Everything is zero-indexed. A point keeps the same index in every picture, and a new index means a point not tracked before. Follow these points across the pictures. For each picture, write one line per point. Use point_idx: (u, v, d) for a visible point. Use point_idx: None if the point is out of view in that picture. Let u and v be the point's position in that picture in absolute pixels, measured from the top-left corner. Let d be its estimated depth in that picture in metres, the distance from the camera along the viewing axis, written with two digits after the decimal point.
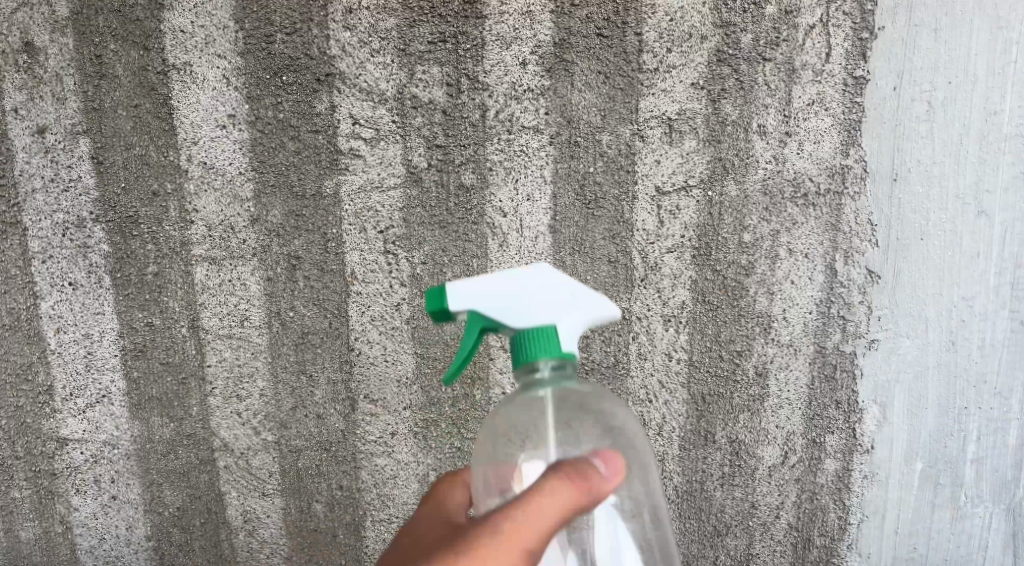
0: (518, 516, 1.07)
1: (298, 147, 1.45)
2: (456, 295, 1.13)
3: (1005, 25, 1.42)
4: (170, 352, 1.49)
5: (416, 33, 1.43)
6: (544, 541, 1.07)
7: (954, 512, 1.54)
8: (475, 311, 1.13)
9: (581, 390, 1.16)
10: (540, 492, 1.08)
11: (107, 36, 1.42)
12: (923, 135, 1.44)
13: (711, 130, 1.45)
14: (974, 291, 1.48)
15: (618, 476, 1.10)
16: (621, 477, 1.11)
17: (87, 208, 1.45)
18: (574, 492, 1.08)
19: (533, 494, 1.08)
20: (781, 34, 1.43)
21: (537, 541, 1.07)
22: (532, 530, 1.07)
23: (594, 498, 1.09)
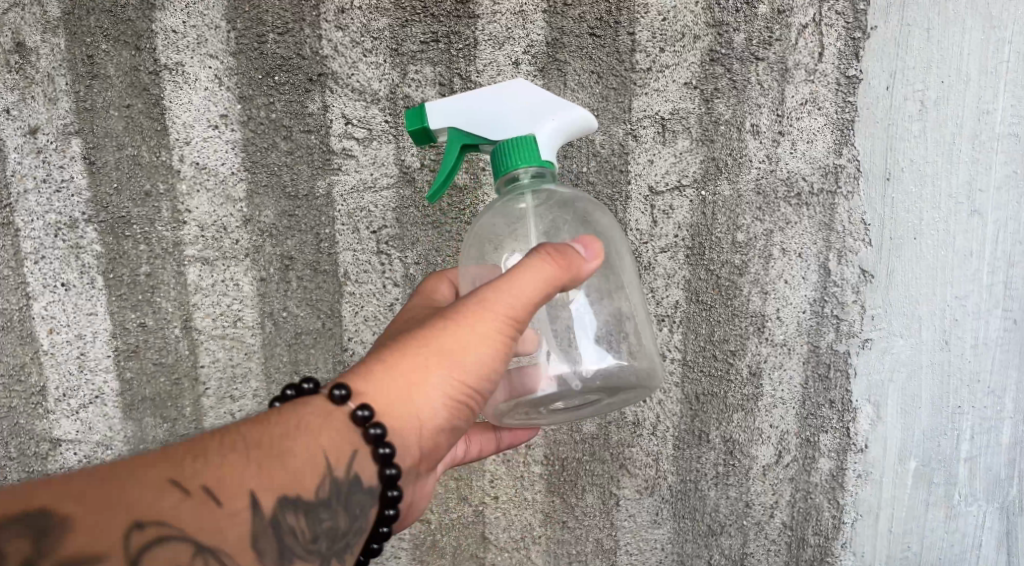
0: (499, 289, 1.12)
1: (290, 147, 1.44)
2: (433, 114, 1.22)
3: (998, 24, 1.42)
4: (163, 352, 1.48)
5: (408, 33, 1.43)
6: (524, 308, 1.13)
7: (948, 511, 1.54)
8: (454, 129, 1.22)
9: (558, 192, 1.25)
10: (522, 270, 1.12)
11: (98, 36, 1.42)
12: (915, 134, 1.44)
13: (704, 129, 1.44)
14: (967, 290, 1.47)
15: (597, 258, 1.16)
16: (600, 259, 1.17)
17: (79, 209, 1.44)
18: (556, 268, 1.13)
19: (517, 271, 1.13)
20: (774, 33, 1.43)
21: (519, 311, 1.13)
22: (513, 304, 1.12)
23: (574, 274, 1.14)
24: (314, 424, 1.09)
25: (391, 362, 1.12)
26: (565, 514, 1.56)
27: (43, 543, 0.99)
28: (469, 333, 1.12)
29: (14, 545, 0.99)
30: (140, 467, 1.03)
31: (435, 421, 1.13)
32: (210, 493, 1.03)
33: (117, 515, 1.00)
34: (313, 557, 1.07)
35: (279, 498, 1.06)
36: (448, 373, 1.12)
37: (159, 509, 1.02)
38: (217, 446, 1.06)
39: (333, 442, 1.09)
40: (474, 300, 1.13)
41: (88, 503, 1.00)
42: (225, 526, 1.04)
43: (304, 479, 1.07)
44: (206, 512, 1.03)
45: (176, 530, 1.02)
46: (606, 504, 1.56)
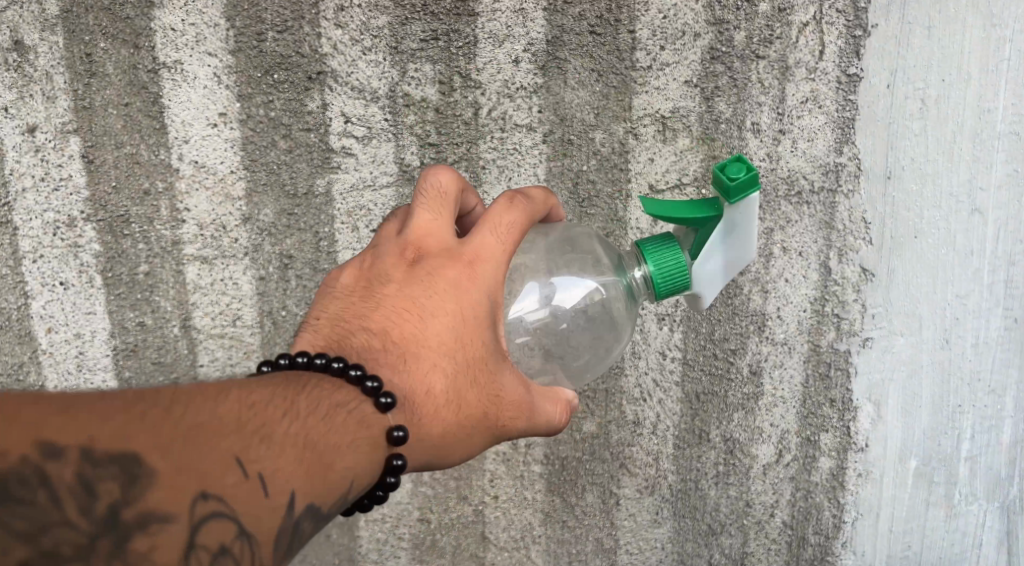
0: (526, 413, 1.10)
1: (289, 145, 1.44)
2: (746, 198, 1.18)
3: (998, 23, 1.41)
4: (162, 351, 1.48)
5: (408, 31, 1.42)
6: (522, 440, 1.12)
7: (948, 510, 1.54)
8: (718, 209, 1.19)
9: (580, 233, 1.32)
10: (544, 403, 1.12)
11: (96, 34, 1.40)
12: (916, 133, 1.44)
13: (704, 128, 1.44)
14: (968, 289, 1.47)
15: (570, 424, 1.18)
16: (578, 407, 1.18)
17: (77, 208, 1.43)
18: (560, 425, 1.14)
19: (544, 398, 1.12)
20: (775, 31, 1.42)
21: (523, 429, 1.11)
22: (528, 417, 1.10)
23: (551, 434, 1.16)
24: (361, 444, 0.96)
25: (428, 423, 1.04)
26: (565, 513, 1.56)
27: (127, 489, 0.79)
28: (486, 435, 1.08)
29: (98, 481, 0.79)
30: (221, 428, 0.85)
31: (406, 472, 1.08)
32: (265, 483, 0.86)
33: (192, 479, 0.81)
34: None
35: (313, 511, 0.89)
36: (453, 455, 1.07)
37: (224, 484, 0.83)
38: (284, 428, 0.90)
39: (364, 463, 0.96)
40: (511, 411, 1.09)
41: (176, 456, 0.82)
42: (270, 523, 0.85)
43: (336, 495, 0.92)
44: (257, 501, 0.85)
45: (231, 512, 0.83)
46: (606, 504, 1.56)
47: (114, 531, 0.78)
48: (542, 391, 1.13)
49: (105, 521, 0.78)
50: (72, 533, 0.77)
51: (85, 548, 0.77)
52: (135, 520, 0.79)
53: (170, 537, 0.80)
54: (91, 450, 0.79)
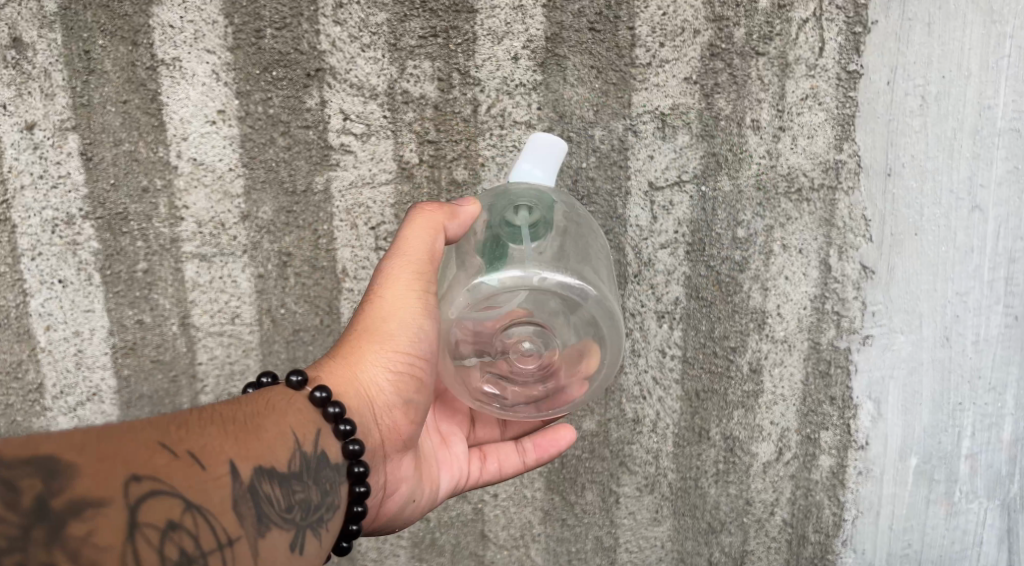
0: (409, 261, 1.21)
1: (288, 142, 1.44)
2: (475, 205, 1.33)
3: (998, 19, 1.41)
4: (160, 349, 1.48)
5: (407, 28, 1.42)
6: (425, 258, 1.22)
7: (949, 508, 1.54)
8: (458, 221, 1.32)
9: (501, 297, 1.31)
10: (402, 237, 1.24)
11: (95, 31, 1.40)
12: (916, 130, 1.43)
13: (704, 124, 1.44)
14: (968, 286, 1.47)
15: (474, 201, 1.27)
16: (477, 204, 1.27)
17: (76, 205, 1.43)
18: (437, 211, 1.23)
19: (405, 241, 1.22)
20: (775, 28, 1.41)
21: (428, 269, 1.22)
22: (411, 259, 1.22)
23: (454, 225, 1.24)
24: (290, 409, 1.13)
25: (349, 352, 1.20)
26: (564, 512, 1.56)
27: (49, 483, 0.94)
28: (397, 304, 1.21)
29: (19, 480, 0.93)
30: (135, 428, 1.02)
31: (386, 395, 1.21)
32: (195, 458, 1.02)
33: (115, 466, 0.97)
34: (288, 525, 1.06)
35: (255, 470, 1.05)
36: (385, 343, 1.20)
37: (150, 466, 0.99)
38: (202, 420, 1.06)
39: (297, 419, 1.12)
40: (403, 268, 1.21)
41: (91, 453, 0.97)
42: (212, 491, 1.02)
43: (275, 453, 1.08)
44: (190, 475, 1.01)
45: (166, 486, 0.99)
46: (606, 502, 1.55)
47: (47, 520, 0.93)
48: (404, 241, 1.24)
49: (36, 513, 0.93)
50: (5, 525, 0.92)
51: (22, 538, 0.92)
52: (64, 509, 0.94)
53: (106, 519, 0.95)
54: (4, 458, 0.94)
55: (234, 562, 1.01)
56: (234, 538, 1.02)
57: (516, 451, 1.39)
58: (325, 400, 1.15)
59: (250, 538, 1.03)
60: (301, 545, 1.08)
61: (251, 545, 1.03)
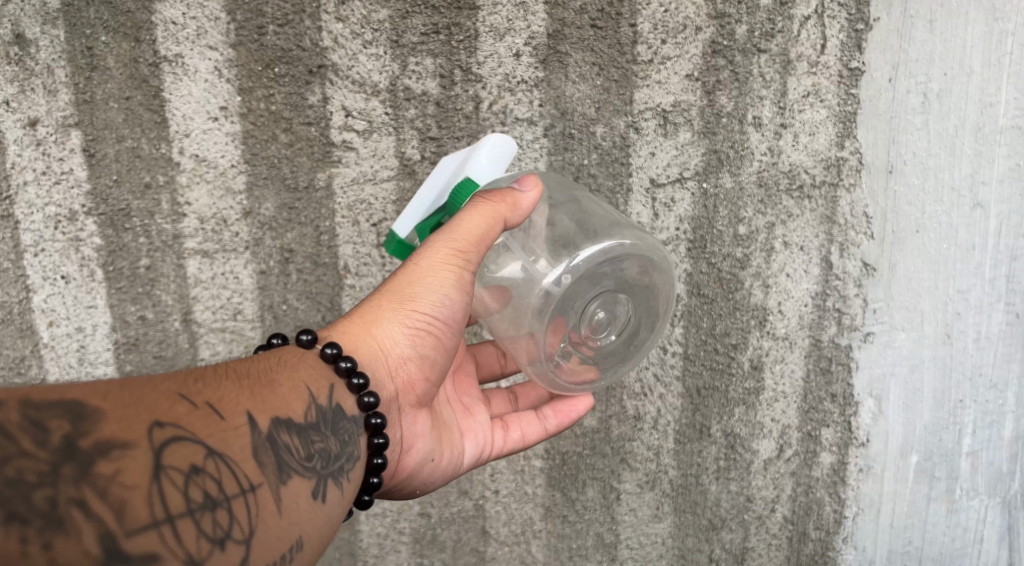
0: (454, 239, 1.20)
1: (290, 139, 1.44)
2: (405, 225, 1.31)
3: (1001, 16, 1.41)
4: (162, 345, 1.48)
5: (409, 24, 1.42)
6: (478, 242, 1.21)
7: (950, 505, 1.54)
8: (419, 224, 1.31)
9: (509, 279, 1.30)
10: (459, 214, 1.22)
11: (98, 28, 1.40)
12: (918, 127, 1.43)
13: (705, 121, 1.44)
14: (970, 284, 1.47)
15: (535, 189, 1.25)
16: (537, 188, 1.25)
17: (79, 202, 1.43)
18: (499, 201, 1.21)
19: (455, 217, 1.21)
20: (777, 25, 1.41)
21: (471, 249, 1.21)
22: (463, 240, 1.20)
23: (515, 214, 1.23)
24: (304, 365, 1.14)
25: (369, 312, 1.21)
26: (565, 508, 1.56)
27: (75, 425, 0.93)
28: (429, 274, 1.21)
29: (46, 421, 0.93)
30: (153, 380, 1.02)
31: (400, 352, 1.22)
32: (215, 408, 1.03)
33: (139, 412, 0.97)
34: (308, 474, 1.07)
35: (274, 421, 1.06)
36: (407, 307, 1.21)
37: (172, 414, 0.99)
38: (217, 375, 1.07)
39: (312, 374, 1.14)
40: (446, 244, 1.21)
41: (115, 400, 0.97)
42: (232, 438, 1.02)
43: (293, 405, 1.09)
44: (211, 424, 1.02)
45: (189, 432, 0.99)
46: (607, 499, 1.56)
47: (75, 458, 0.92)
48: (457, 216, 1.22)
49: (63, 452, 0.92)
50: (32, 462, 0.91)
51: (49, 475, 0.91)
52: (92, 449, 0.93)
53: (133, 460, 0.94)
54: (31, 400, 0.93)
55: (258, 508, 1.01)
56: (257, 484, 1.02)
57: (537, 419, 1.40)
58: (336, 355, 1.16)
59: (272, 486, 1.03)
60: (321, 494, 1.08)
61: (273, 492, 1.03)
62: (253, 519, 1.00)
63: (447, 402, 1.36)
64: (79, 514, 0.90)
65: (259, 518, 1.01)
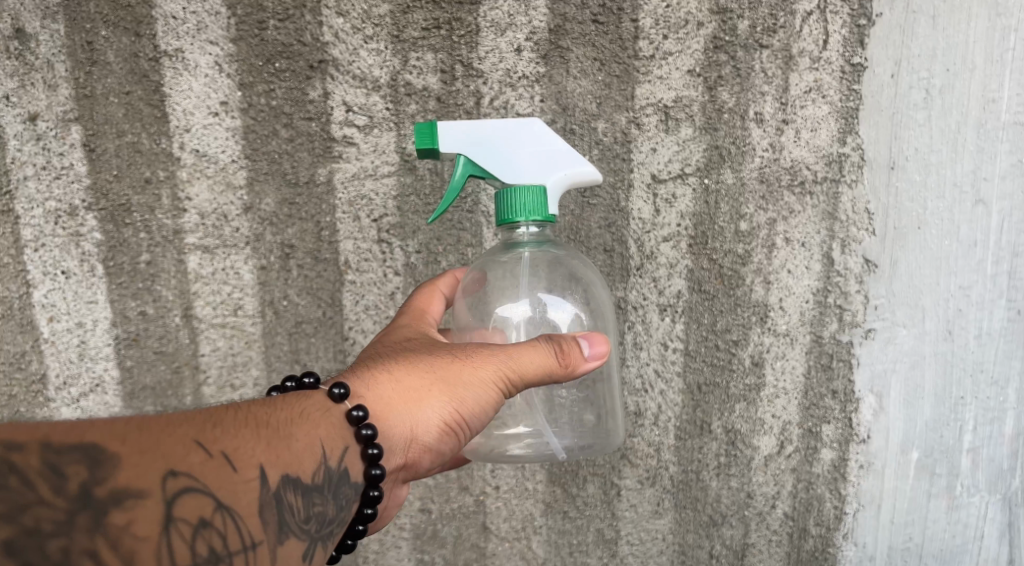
0: (513, 368, 1.19)
1: (290, 134, 1.43)
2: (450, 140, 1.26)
3: (1003, 12, 1.41)
4: (163, 341, 1.48)
5: (410, 19, 1.41)
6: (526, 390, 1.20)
7: (950, 502, 1.54)
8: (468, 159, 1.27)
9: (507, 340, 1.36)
10: (531, 352, 1.19)
11: (98, 22, 1.40)
12: (921, 123, 1.43)
13: (707, 117, 1.44)
14: (971, 280, 1.47)
15: (600, 358, 1.22)
16: (602, 359, 1.22)
17: (79, 197, 1.43)
18: (563, 368, 1.20)
19: (527, 347, 1.19)
20: (778, 20, 1.41)
21: (519, 386, 1.20)
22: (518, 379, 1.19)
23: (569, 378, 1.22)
24: (322, 421, 1.12)
25: (413, 393, 1.19)
26: (566, 504, 1.56)
27: (92, 472, 0.96)
28: (482, 385, 1.19)
29: (64, 466, 0.96)
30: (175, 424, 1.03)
31: (423, 441, 1.20)
32: (228, 460, 1.03)
33: (155, 461, 0.99)
34: (308, 534, 1.07)
35: (283, 477, 1.06)
36: (452, 406, 1.19)
37: (186, 463, 1.01)
38: (237, 422, 1.07)
39: (328, 430, 1.12)
40: (504, 368, 1.19)
41: (133, 446, 0.99)
42: (241, 495, 1.03)
43: (304, 462, 1.08)
44: (222, 476, 1.03)
45: (200, 486, 1.01)
46: (607, 495, 1.56)
47: (90, 506, 0.96)
48: (529, 348, 1.20)
49: (79, 499, 0.96)
50: (49, 509, 0.95)
51: (64, 523, 0.95)
52: (106, 497, 0.96)
53: (144, 510, 0.98)
54: (51, 443, 0.96)
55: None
56: (258, 541, 1.03)
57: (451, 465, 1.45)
58: (360, 420, 1.13)
59: (272, 544, 1.04)
60: (319, 552, 1.09)
61: (274, 550, 1.04)
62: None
63: None
64: (90, 563, 0.94)
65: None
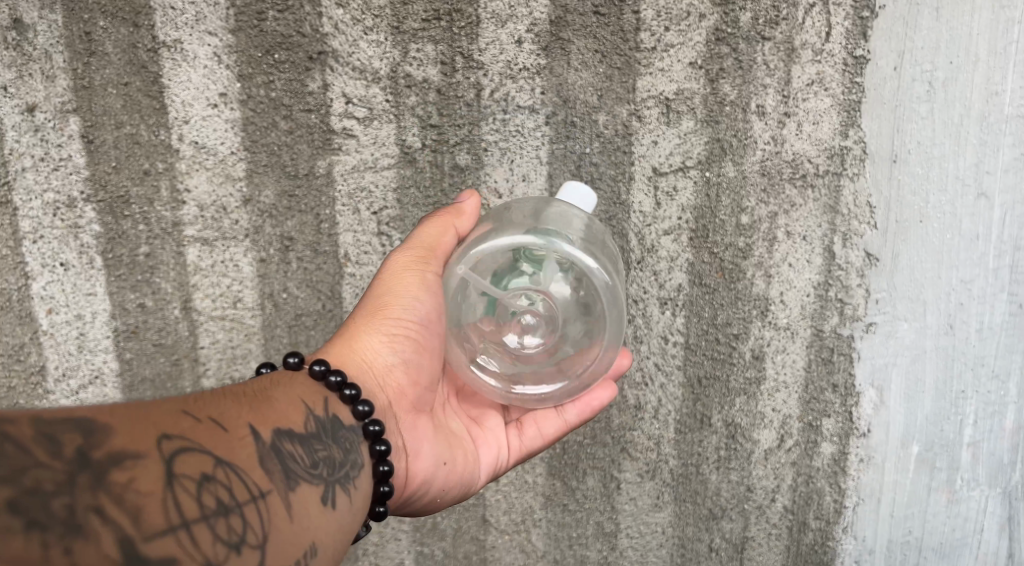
0: (414, 247, 1.28)
1: (290, 126, 1.43)
2: None
3: (1008, 4, 1.40)
4: (162, 333, 1.48)
5: (410, 10, 1.40)
6: (436, 251, 1.29)
7: (950, 496, 1.54)
8: None
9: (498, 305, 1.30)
10: (417, 228, 1.30)
11: (96, 13, 1.39)
12: (924, 116, 1.42)
13: (709, 110, 1.43)
14: (973, 273, 1.46)
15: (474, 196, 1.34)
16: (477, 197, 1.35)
17: (77, 188, 1.43)
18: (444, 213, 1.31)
19: (413, 232, 1.30)
20: (781, 12, 1.40)
21: (432, 253, 1.28)
22: (422, 247, 1.28)
23: (463, 221, 1.32)
24: (293, 384, 1.15)
25: (348, 329, 1.25)
26: (565, 497, 1.56)
27: (89, 436, 0.92)
28: (398, 276, 1.26)
29: (59, 434, 0.90)
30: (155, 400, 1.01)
31: (383, 360, 1.24)
32: (216, 422, 1.03)
33: (148, 425, 0.97)
34: (315, 480, 1.08)
35: (275, 431, 1.07)
36: (387, 308, 1.25)
37: (178, 427, 0.99)
38: (213, 396, 1.07)
39: (304, 391, 1.15)
40: (407, 253, 1.27)
41: (123, 414, 0.96)
42: (239, 449, 1.03)
43: (291, 416, 1.10)
44: (216, 436, 1.02)
45: (197, 445, 0.99)
46: (607, 488, 1.55)
47: (92, 468, 0.90)
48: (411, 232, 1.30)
49: (78, 461, 0.90)
50: (50, 472, 0.88)
51: (66, 483, 0.88)
52: (105, 459, 0.91)
53: (147, 469, 0.94)
54: (42, 415, 0.91)
55: (269, 513, 1.01)
56: (267, 491, 1.02)
57: (554, 413, 1.36)
58: (325, 371, 1.18)
59: (281, 492, 1.04)
60: (329, 500, 1.09)
61: (285, 498, 1.04)
62: (266, 525, 1.00)
63: (454, 413, 1.35)
64: (100, 521, 0.89)
65: (272, 524, 1.01)
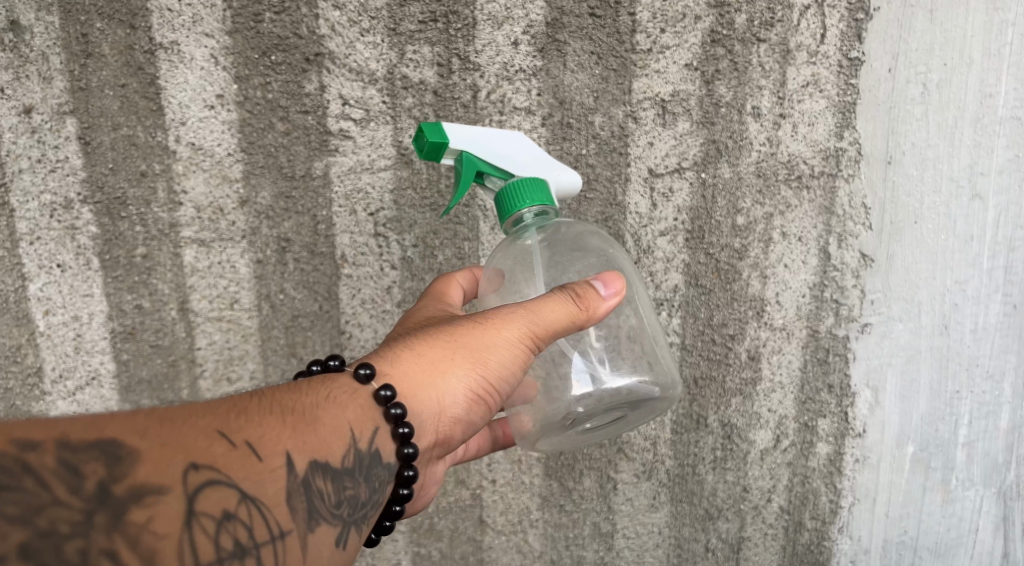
0: (537, 328, 1.17)
1: (287, 127, 1.43)
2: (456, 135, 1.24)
3: (1001, 6, 1.41)
4: (160, 334, 1.48)
5: (406, 12, 1.41)
6: (549, 341, 1.19)
7: (945, 496, 1.55)
8: (470, 154, 1.25)
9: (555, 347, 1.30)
10: (551, 304, 1.18)
11: (93, 15, 1.39)
12: (918, 118, 1.43)
13: (704, 112, 1.43)
14: (968, 275, 1.47)
15: (617, 295, 1.21)
16: (620, 296, 1.21)
17: (74, 190, 1.43)
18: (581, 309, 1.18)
19: (546, 301, 1.18)
20: (776, 14, 1.41)
21: (546, 338, 1.18)
22: (540, 333, 1.18)
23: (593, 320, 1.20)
24: (351, 404, 1.11)
25: (435, 363, 1.17)
26: (562, 497, 1.56)
27: (110, 468, 0.95)
28: (506, 347, 1.17)
29: (81, 465, 0.94)
30: (197, 414, 1.03)
31: (453, 412, 1.18)
32: (252, 449, 1.02)
33: (175, 455, 0.98)
34: (342, 518, 1.06)
35: (312, 462, 1.05)
36: (477, 373, 1.17)
37: (208, 455, 1.00)
38: (260, 410, 1.06)
39: (359, 413, 1.10)
40: (530, 332, 1.17)
41: (152, 440, 0.98)
42: (269, 483, 1.02)
43: (332, 445, 1.07)
44: (247, 465, 1.01)
45: (223, 478, 0.99)
46: (604, 488, 1.56)
47: (108, 506, 0.94)
48: (539, 302, 1.18)
49: (96, 498, 0.94)
50: (67, 511, 0.93)
51: (80, 524, 0.93)
52: (126, 493, 0.95)
53: (166, 506, 0.96)
54: (67, 441, 0.95)
55: (287, 554, 1.01)
56: (289, 530, 1.02)
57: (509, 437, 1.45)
58: (389, 399, 1.12)
59: (304, 531, 1.03)
60: (353, 536, 1.07)
61: (306, 537, 1.03)
62: None
63: None
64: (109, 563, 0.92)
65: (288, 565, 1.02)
